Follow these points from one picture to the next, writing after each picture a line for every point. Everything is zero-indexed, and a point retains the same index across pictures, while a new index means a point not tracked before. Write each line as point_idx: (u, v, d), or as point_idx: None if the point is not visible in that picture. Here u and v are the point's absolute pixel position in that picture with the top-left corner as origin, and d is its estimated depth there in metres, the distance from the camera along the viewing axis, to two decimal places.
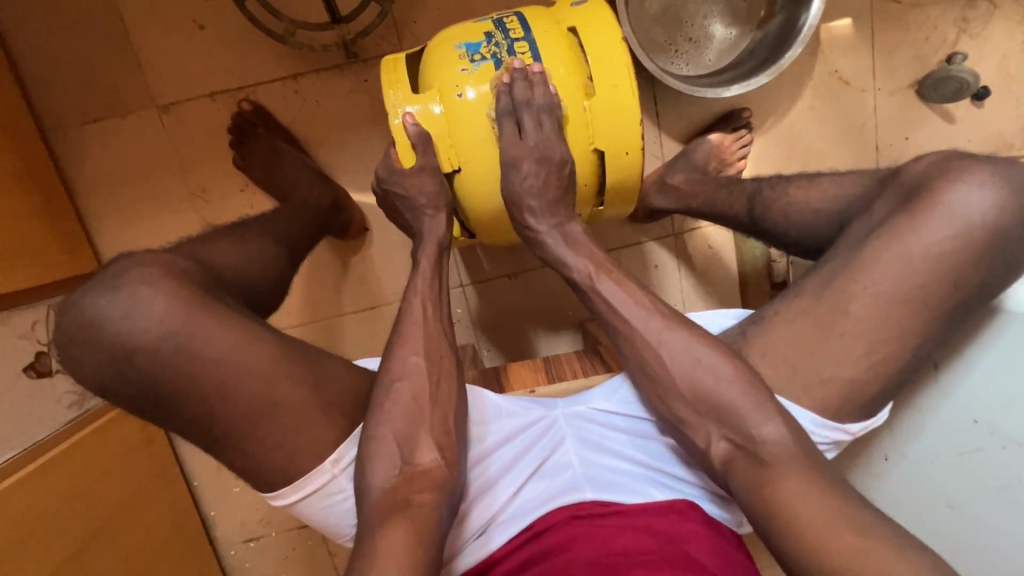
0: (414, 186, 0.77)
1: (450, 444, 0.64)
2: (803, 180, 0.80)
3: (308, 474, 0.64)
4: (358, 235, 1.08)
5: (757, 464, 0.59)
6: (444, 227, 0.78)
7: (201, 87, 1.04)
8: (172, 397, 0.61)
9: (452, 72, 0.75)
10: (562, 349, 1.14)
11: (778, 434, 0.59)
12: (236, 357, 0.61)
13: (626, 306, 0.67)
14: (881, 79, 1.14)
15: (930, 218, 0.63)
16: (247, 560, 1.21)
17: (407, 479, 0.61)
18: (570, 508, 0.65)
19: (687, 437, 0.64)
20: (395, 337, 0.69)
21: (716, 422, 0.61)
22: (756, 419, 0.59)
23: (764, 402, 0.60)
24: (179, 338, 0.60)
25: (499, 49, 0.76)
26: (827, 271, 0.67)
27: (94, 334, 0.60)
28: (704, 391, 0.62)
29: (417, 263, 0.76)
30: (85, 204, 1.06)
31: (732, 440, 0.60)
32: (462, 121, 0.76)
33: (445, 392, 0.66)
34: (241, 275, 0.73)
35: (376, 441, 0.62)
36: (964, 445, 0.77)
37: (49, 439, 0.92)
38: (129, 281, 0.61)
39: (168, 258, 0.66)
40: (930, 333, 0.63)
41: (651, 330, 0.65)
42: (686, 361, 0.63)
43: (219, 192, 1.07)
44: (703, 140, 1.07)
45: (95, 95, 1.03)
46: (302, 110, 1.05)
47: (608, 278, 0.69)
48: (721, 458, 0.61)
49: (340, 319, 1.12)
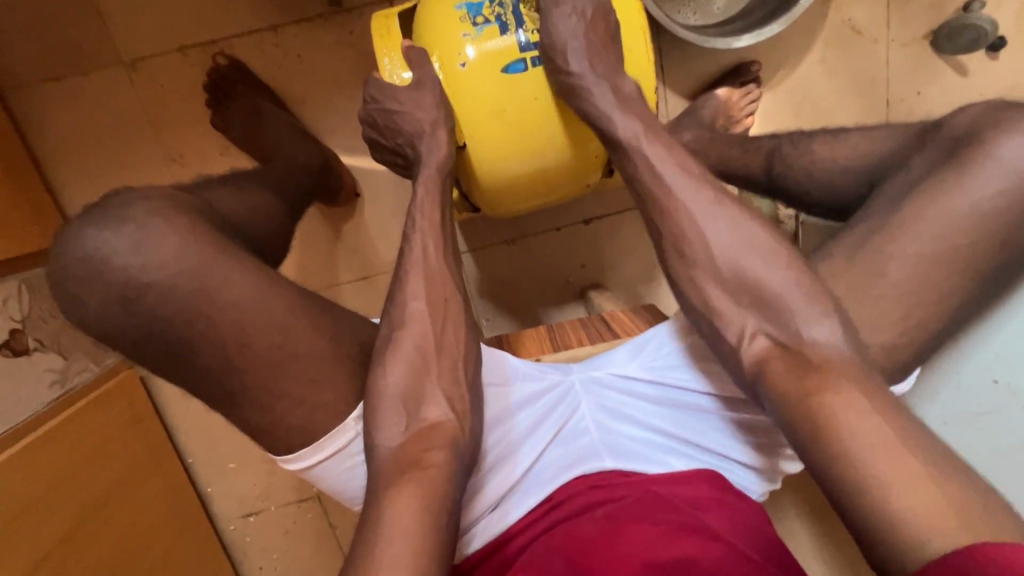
0: (410, 100, 0.71)
1: (460, 396, 0.60)
2: (828, 136, 0.76)
3: (329, 433, 0.59)
4: (348, 201, 1.03)
5: (802, 366, 0.52)
6: (444, 150, 0.71)
7: (171, 39, 0.96)
8: (165, 364, 0.56)
9: (454, 39, 0.70)
10: (559, 318, 1.12)
11: (833, 338, 0.53)
12: (236, 317, 0.56)
13: (672, 173, 0.62)
14: (894, 28, 1.08)
15: (980, 170, 0.59)
16: (248, 535, 1.20)
17: (415, 437, 0.57)
18: (588, 479, 0.64)
19: (721, 330, 0.58)
20: (397, 281, 0.65)
21: (757, 313, 0.56)
22: (805, 318, 0.54)
23: (821, 298, 0.55)
24: (199, 276, 0.55)
25: (502, 11, 0.71)
26: (861, 230, 0.64)
27: (77, 290, 0.54)
28: (742, 267, 0.57)
29: (414, 193, 0.70)
30: (51, 170, 0.98)
31: (773, 336, 0.55)
32: (467, 90, 0.71)
33: (452, 335, 0.63)
34: (243, 218, 0.67)
35: (377, 396, 0.58)
36: (981, 406, 0.79)
37: (34, 419, 0.89)
38: (138, 213, 0.55)
39: (173, 194, 0.60)
40: (966, 293, 0.61)
41: (696, 209, 0.60)
42: (729, 251, 0.58)
43: (197, 156, 1.00)
44: (711, 95, 1.02)
45: (54, 50, 0.94)
46: (284, 65, 0.98)
47: (656, 145, 0.65)
48: (755, 358, 0.55)
49: (336, 289, 1.07)
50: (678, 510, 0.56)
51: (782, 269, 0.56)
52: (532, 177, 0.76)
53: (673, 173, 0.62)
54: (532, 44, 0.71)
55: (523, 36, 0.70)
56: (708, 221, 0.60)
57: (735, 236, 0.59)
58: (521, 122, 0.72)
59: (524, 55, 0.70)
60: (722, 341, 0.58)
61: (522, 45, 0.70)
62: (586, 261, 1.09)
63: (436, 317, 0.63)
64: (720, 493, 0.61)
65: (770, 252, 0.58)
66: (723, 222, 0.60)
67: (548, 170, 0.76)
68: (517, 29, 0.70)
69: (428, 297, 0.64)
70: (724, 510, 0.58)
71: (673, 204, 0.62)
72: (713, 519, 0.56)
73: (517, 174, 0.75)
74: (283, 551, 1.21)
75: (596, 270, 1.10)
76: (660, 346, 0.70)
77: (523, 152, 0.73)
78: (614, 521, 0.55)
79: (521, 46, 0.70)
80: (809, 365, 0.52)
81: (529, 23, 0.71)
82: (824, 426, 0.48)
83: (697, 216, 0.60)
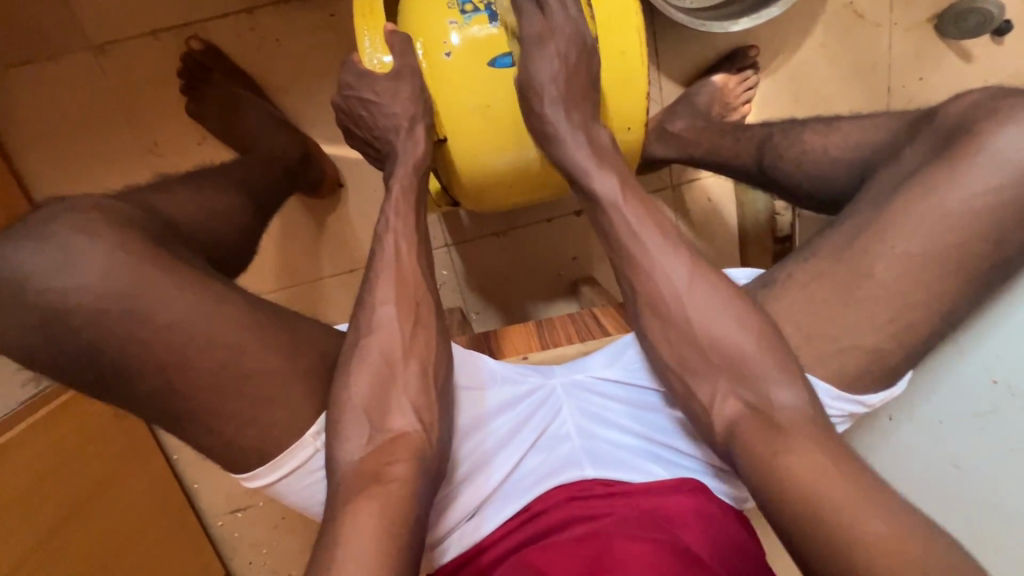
0: (388, 91, 0.68)
1: (428, 405, 0.58)
2: (821, 124, 0.73)
3: (285, 451, 0.57)
4: (331, 192, 0.99)
5: (770, 430, 0.53)
6: (422, 146, 0.68)
7: (140, 23, 0.91)
8: (120, 374, 0.53)
9: (439, 25, 0.66)
10: (552, 313, 1.09)
11: (798, 400, 0.54)
12: (195, 323, 0.53)
13: (642, 223, 0.62)
14: (897, 11, 1.04)
15: (975, 162, 0.56)
16: (237, 530, 1.19)
17: (378, 449, 0.55)
18: (568, 488, 0.60)
19: (691, 391, 0.58)
20: (366, 284, 0.63)
21: (729, 377, 0.56)
22: (774, 380, 0.55)
23: (789, 363, 0.55)
24: (125, 299, 0.51)
25: (493, 1, 0.67)
26: (852, 225, 0.61)
27: (16, 297, 0.50)
28: (717, 338, 0.57)
29: (389, 191, 0.67)
30: (21, 159, 0.94)
31: (745, 399, 0.55)
32: (451, 82, 0.67)
33: (422, 341, 0.60)
34: (200, 224, 0.64)
35: (341, 405, 0.56)
36: (980, 407, 0.78)
37: (15, 414, 0.86)
38: (59, 232, 0.52)
39: (107, 204, 0.56)
40: (965, 293, 0.58)
41: (665, 257, 0.60)
42: (700, 302, 0.58)
43: (175, 146, 0.96)
44: (707, 80, 0.97)
45: (18, 35, 0.89)
46: (261, 50, 0.94)
47: (634, 202, 0.62)
48: (726, 421, 0.56)
49: (319, 283, 1.04)
50: (656, 526, 0.54)
51: (752, 331, 0.56)
52: (514, 175, 0.73)
53: (650, 232, 0.61)
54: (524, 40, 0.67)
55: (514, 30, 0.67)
56: (684, 283, 0.59)
57: (702, 293, 0.58)
58: (502, 119, 0.69)
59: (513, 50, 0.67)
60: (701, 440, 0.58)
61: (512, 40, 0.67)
62: (577, 253, 1.07)
63: (406, 322, 0.60)
64: (703, 501, 0.59)
65: (740, 316, 0.57)
66: (694, 279, 0.59)
67: (531, 168, 0.73)
68: (508, 21, 0.67)
69: (397, 300, 0.61)
70: (708, 524, 0.56)
71: (647, 264, 0.60)
72: (686, 532, 0.55)
73: (497, 168, 0.72)
74: (272, 546, 1.20)
75: (587, 263, 1.07)
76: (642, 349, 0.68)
77: (504, 146, 0.70)
78: (587, 537, 0.53)
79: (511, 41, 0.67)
80: (780, 429, 0.53)
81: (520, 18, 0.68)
82: (794, 484, 0.50)
83: (672, 293, 0.59)
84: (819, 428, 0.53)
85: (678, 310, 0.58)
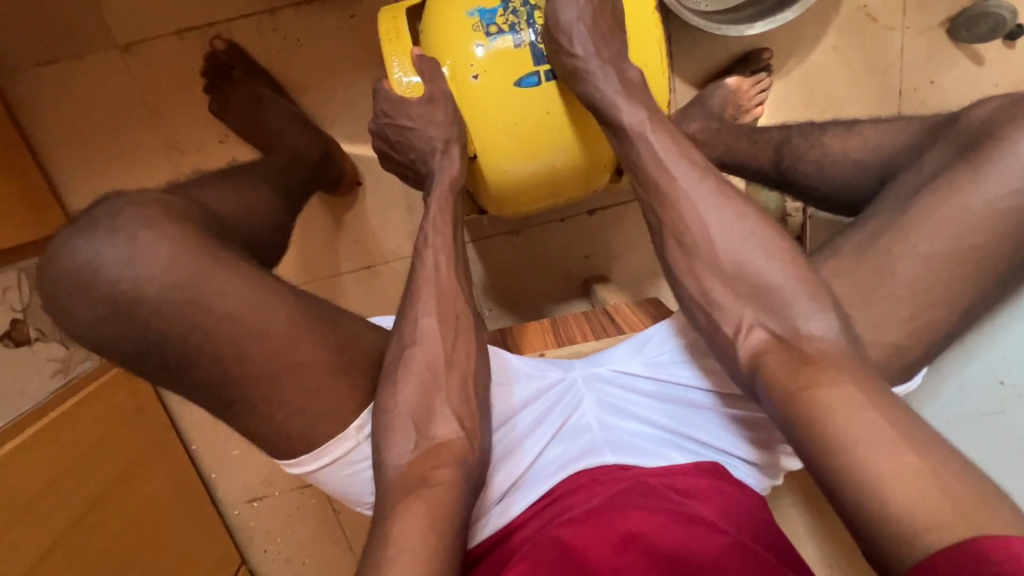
0: (423, 116, 0.71)
1: (470, 413, 0.61)
2: (840, 129, 0.75)
3: (332, 440, 0.60)
4: (350, 189, 1.01)
5: (798, 361, 0.52)
6: (457, 166, 0.72)
7: (165, 22, 0.93)
8: (170, 370, 0.55)
9: (466, 48, 0.69)
10: (562, 311, 1.12)
11: (828, 332, 0.53)
12: (238, 323, 0.55)
13: (674, 158, 0.62)
14: (911, 15, 1.05)
15: (999, 168, 0.58)
16: (252, 519, 1.21)
17: (424, 454, 0.57)
18: (591, 472, 0.62)
19: (716, 322, 0.58)
20: (408, 295, 0.66)
21: (757, 307, 0.56)
22: (804, 310, 0.54)
23: (817, 291, 0.55)
24: (189, 289, 0.54)
25: (517, 20, 0.69)
26: (870, 229, 0.63)
27: (70, 297, 0.53)
28: (743, 268, 0.57)
29: (427, 209, 0.70)
30: (48, 155, 0.96)
31: (772, 329, 0.55)
32: (481, 103, 0.70)
33: (462, 352, 0.63)
34: (238, 221, 0.66)
35: (387, 412, 0.59)
36: (987, 407, 0.80)
37: (35, 409, 0.88)
38: (129, 222, 0.54)
39: (166, 199, 0.58)
40: (980, 295, 0.60)
41: (697, 193, 0.60)
42: (731, 241, 0.58)
43: (196, 143, 0.98)
44: (721, 84, 0.99)
45: (46, 32, 0.91)
46: (282, 49, 0.95)
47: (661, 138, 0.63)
48: (751, 350, 0.55)
49: (338, 279, 1.06)
50: (671, 499, 0.57)
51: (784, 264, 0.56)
52: (542, 181, 0.75)
53: (679, 168, 0.62)
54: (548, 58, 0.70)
55: (539, 51, 0.69)
56: (713, 215, 0.59)
57: (732, 232, 0.58)
58: (528, 134, 0.71)
59: (537, 70, 0.69)
60: (716, 335, 0.58)
61: (537, 60, 0.69)
62: (589, 252, 1.08)
63: (447, 336, 0.63)
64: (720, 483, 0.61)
65: (773, 247, 0.57)
66: (717, 202, 0.59)
67: (557, 174, 0.75)
68: (532, 41, 0.69)
69: (439, 313, 0.64)
70: (726, 500, 0.59)
71: (677, 195, 0.61)
72: (714, 507, 0.58)
73: (524, 172, 0.74)
74: (287, 535, 1.23)
75: (600, 261, 1.09)
76: (660, 343, 0.71)
77: (530, 156, 0.72)
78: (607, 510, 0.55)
79: (536, 61, 0.69)
80: (804, 358, 0.52)
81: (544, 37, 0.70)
82: (822, 411, 0.48)
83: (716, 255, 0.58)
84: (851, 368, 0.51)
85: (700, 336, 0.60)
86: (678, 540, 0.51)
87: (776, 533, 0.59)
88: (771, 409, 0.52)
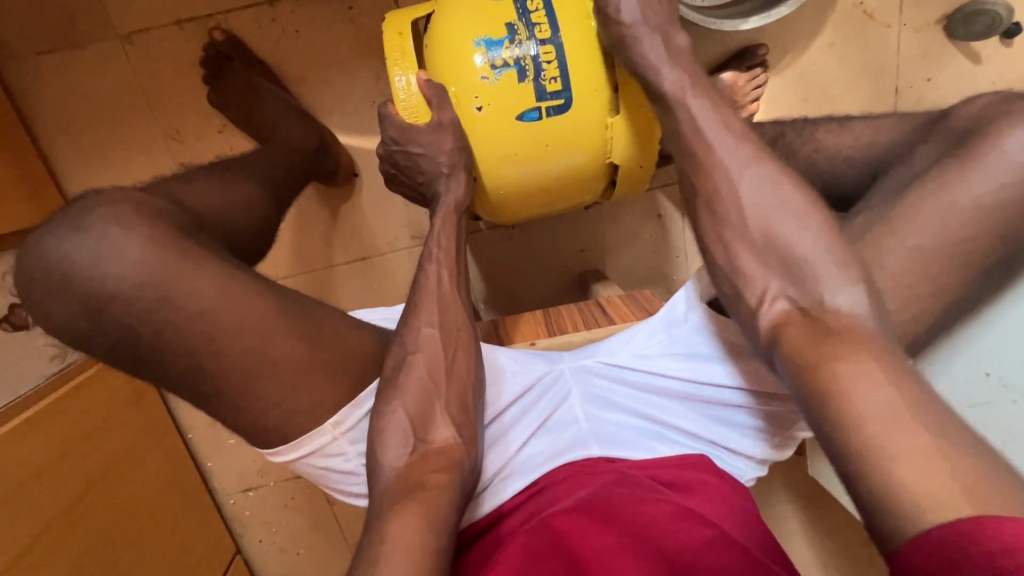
0: (433, 143, 0.71)
1: (468, 421, 0.62)
2: (834, 124, 0.75)
3: (309, 432, 0.61)
4: (346, 181, 1.02)
5: (820, 334, 0.50)
6: (463, 188, 0.73)
7: (166, 13, 0.94)
8: (160, 356, 0.56)
9: (471, 79, 0.69)
10: (557, 304, 1.12)
11: (854, 306, 0.51)
12: (228, 312, 0.57)
13: (709, 126, 0.62)
14: (907, 12, 1.05)
15: (985, 163, 0.58)
16: (247, 509, 1.22)
17: (420, 459, 0.58)
18: (577, 464, 0.63)
19: (741, 293, 0.57)
20: (410, 306, 0.67)
21: (782, 275, 0.55)
22: (832, 281, 0.53)
23: (848, 266, 0.53)
24: (159, 286, 0.54)
25: (523, 54, 0.68)
26: (862, 220, 0.63)
27: (62, 282, 0.53)
28: (772, 235, 0.56)
29: (431, 225, 0.72)
30: (48, 143, 0.97)
31: (794, 298, 0.53)
32: (485, 135, 0.71)
33: (462, 364, 0.64)
34: (220, 216, 0.67)
35: (384, 419, 0.60)
36: (976, 398, 0.81)
37: (38, 389, 0.90)
38: (96, 223, 0.55)
39: (138, 198, 0.59)
40: (967, 289, 0.60)
41: (728, 156, 0.60)
42: (763, 210, 0.57)
43: (195, 133, 0.99)
44: (717, 77, 0.97)
45: (48, 21, 0.92)
46: (281, 41, 0.96)
47: (700, 104, 0.63)
48: (772, 321, 0.54)
49: (331, 270, 1.07)
50: (657, 489, 0.58)
51: (814, 233, 0.55)
52: (540, 193, 0.77)
53: (715, 135, 0.61)
54: (551, 94, 0.69)
55: (542, 87, 0.69)
56: (745, 177, 0.58)
57: (769, 198, 0.57)
58: (525, 164, 0.73)
59: (539, 104, 0.70)
60: (742, 301, 0.57)
61: (539, 95, 0.69)
62: (584, 245, 1.09)
63: (447, 344, 0.64)
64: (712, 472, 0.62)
65: (802, 214, 0.56)
66: (757, 172, 0.59)
67: (556, 188, 0.77)
68: (537, 79, 0.69)
69: (441, 324, 0.65)
70: (718, 490, 0.59)
71: (711, 163, 0.60)
72: (704, 494, 0.58)
73: (521, 182, 0.75)
74: (282, 524, 1.24)
75: (594, 255, 1.10)
76: (650, 335, 0.71)
77: (526, 173, 0.74)
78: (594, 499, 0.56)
79: (538, 96, 0.69)
80: (829, 331, 0.50)
81: (548, 71, 0.69)
82: (837, 390, 0.47)
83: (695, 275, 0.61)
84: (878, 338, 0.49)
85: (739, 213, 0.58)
86: (668, 526, 0.52)
87: (761, 522, 0.59)
88: (788, 378, 0.51)
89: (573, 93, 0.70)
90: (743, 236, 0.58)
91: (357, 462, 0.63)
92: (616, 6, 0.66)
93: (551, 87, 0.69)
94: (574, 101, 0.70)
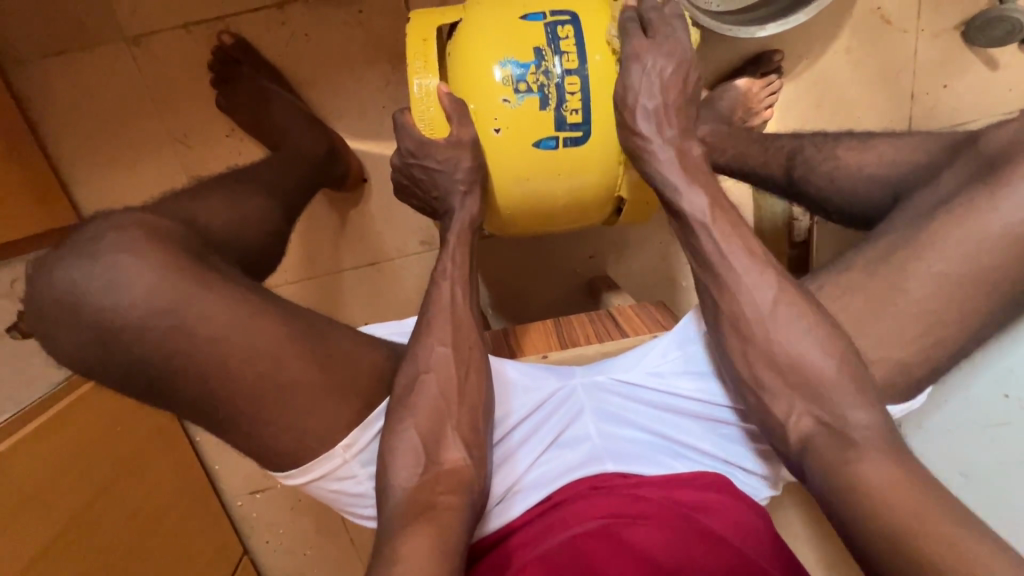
0: (450, 159, 0.71)
1: (479, 442, 0.62)
2: (854, 141, 0.74)
3: (319, 458, 0.61)
4: (354, 187, 1.01)
5: (845, 445, 0.52)
6: (478, 206, 0.73)
7: (173, 17, 0.93)
8: (171, 376, 0.55)
9: (492, 100, 0.68)
10: (567, 310, 1.11)
11: (872, 420, 0.53)
12: (238, 331, 0.56)
13: (731, 245, 0.61)
14: (925, 19, 1.04)
15: (1017, 191, 0.57)
16: (255, 510, 1.22)
17: (432, 480, 0.58)
18: (591, 480, 0.63)
19: (767, 408, 0.58)
20: (422, 323, 0.66)
21: (804, 398, 0.56)
22: (850, 402, 0.54)
23: (863, 390, 0.55)
24: (159, 329, 0.53)
25: (547, 81, 0.67)
26: (886, 245, 0.62)
27: (72, 303, 0.53)
28: (797, 360, 0.57)
29: (445, 242, 0.72)
30: (53, 147, 0.96)
31: (819, 417, 0.55)
32: (500, 157, 0.71)
33: (474, 384, 0.64)
34: (232, 234, 0.66)
35: (397, 438, 0.60)
36: (994, 419, 0.86)
37: (41, 400, 0.88)
38: (109, 249, 0.54)
39: (143, 222, 0.58)
40: (992, 316, 0.59)
41: (751, 282, 0.60)
42: (788, 342, 0.57)
43: (204, 138, 0.98)
44: (731, 85, 0.98)
45: (54, 24, 0.91)
46: (290, 44, 0.95)
47: (723, 219, 0.63)
48: (800, 437, 0.55)
49: (338, 275, 1.06)
50: (675, 509, 0.57)
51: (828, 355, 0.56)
52: (547, 213, 0.76)
53: (738, 258, 0.61)
54: (570, 125, 0.69)
55: (562, 117, 0.68)
56: (767, 308, 0.59)
57: (786, 325, 0.58)
58: (536, 192, 0.73)
59: (557, 133, 0.69)
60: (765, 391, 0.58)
61: (559, 124, 0.68)
62: (593, 252, 1.08)
63: (459, 362, 0.64)
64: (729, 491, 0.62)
65: (827, 340, 0.57)
66: (778, 303, 0.59)
67: (563, 210, 0.76)
68: (558, 109, 0.68)
69: (454, 342, 0.65)
70: (736, 511, 0.59)
71: (733, 283, 0.60)
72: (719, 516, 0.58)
73: (533, 202, 0.74)
74: (290, 526, 1.24)
75: (603, 262, 1.09)
76: (663, 352, 0.70)
77: (536, 200, 0.74)
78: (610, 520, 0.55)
79: (558, 125, 0.68)
80: (852, 443, 0.52)
81: (571, 102, 0.68)
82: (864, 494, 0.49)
83: (733, 275, 0.60)
84: (896, 451, 0.51)
85: (763, 334, 0.58)
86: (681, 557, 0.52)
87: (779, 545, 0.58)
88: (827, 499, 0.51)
89: (591, 126, 0.70)
90: (770, 358, 0.58)
91: (368, 485, 0.63)
92: (637, 109, 0.67)
93: (571, 118, 0.69)
94: (592, 134, 0.70)
